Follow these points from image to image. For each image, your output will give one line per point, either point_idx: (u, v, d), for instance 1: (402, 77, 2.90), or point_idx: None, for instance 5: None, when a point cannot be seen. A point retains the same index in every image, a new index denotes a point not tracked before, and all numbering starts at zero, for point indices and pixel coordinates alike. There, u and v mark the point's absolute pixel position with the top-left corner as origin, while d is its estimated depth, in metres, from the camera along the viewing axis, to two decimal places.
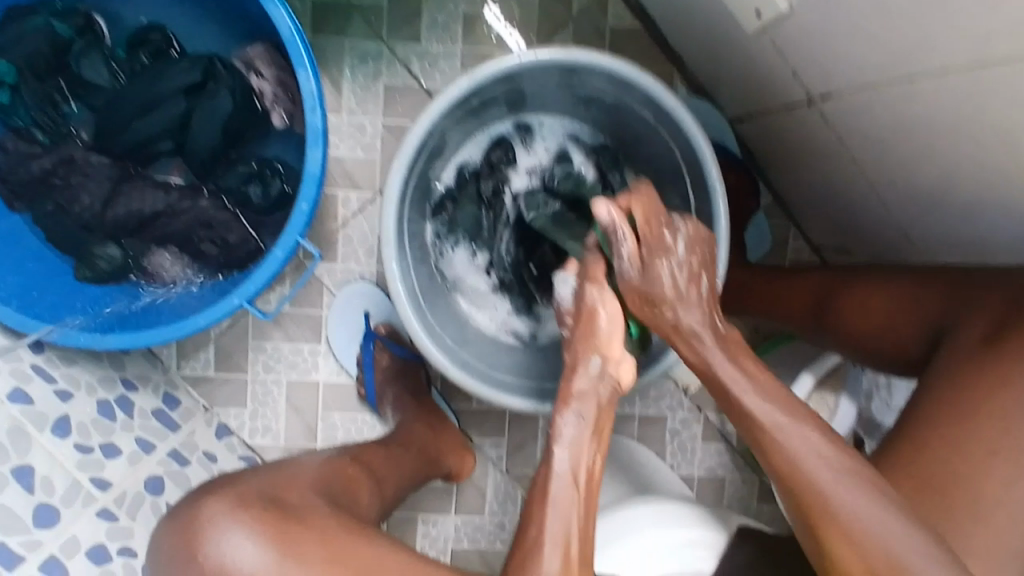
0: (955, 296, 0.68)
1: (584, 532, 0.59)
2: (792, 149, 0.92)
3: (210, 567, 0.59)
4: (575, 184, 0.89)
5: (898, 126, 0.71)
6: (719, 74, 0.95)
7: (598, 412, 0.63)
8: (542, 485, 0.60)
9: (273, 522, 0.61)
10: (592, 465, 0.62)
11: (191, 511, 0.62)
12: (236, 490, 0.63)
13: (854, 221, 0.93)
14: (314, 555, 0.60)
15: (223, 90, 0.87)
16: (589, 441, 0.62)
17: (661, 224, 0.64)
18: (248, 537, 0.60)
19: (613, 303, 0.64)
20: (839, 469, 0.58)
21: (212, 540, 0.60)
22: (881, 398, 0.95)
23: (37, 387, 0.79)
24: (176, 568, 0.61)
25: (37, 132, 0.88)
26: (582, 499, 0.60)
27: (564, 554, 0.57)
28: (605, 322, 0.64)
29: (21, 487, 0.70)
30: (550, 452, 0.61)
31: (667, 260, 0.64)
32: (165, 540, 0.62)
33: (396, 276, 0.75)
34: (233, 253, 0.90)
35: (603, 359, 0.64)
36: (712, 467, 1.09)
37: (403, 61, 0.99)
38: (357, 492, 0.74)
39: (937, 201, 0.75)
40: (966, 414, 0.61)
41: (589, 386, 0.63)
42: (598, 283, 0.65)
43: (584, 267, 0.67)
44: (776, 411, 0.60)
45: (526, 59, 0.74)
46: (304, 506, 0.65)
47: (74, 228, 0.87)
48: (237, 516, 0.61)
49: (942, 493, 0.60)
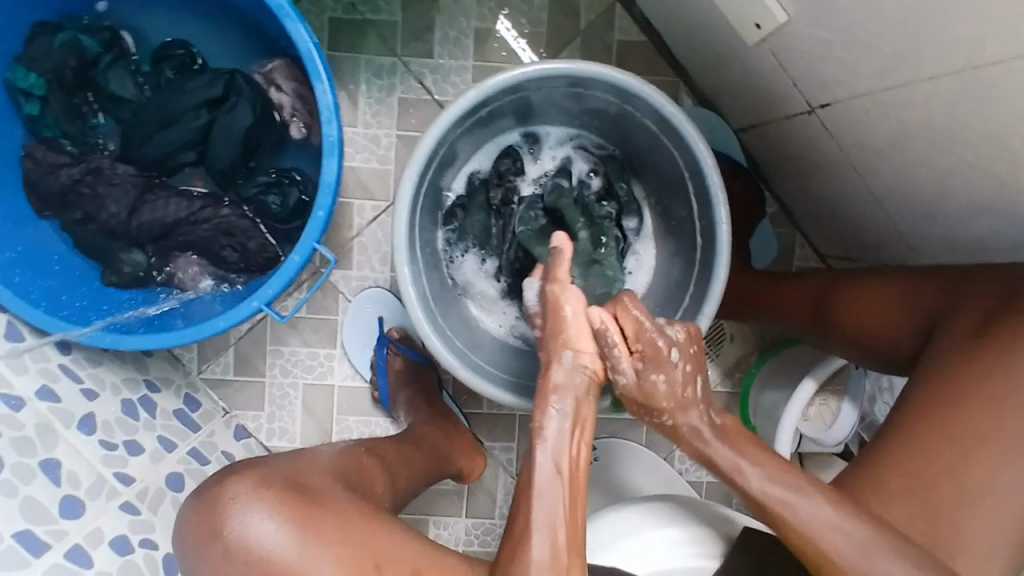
0: (948, 294, 0.69)
1: (573, 525, 0.60)
2: (795, 157, 0.94)
3: (231, 545, 0.62)
4: (559, 195, 0.90)
5: (896, 132, 0.73)
6: (722, 84, 0.97)
7: (578, 405, 0.64)
8: (529, 474, 0.61)
9: (294, 504, 0.64)
10: (576, 458, 0.63)
11: (214, 495, 0.65)
12: (261, 472, 0.65)
13: (859, 228, 0.94)
14: (325, 538, 0.63)
15: (243, 103, 0.90)
16: (571, 433, 0.63)
17: (657, 341, 0.64)
18: (269, 518, 0.62)
19: (577, 298, 0.66)
20: (778, 484, 0.62)
21: (233, 518, 0.62)
22: (884, 399, 0.96)
23: (65, 385, 0.83)
24: (194, 550, 0.64)
25: (67, 143, 0.92)
26: (569, 491, 0.61)
27: (551, 545, 0.59)
28: (570, 315, 0.65)
29: (48, 480, 0.73)
30: (532, 448, 0.62)
31: (664, 384, 0.65)
32: (190, 517, 0.65)
33: (407, 281, 0.78)
34: (253, 257, 0.94)
35: (575, 353, 0.65)
36: (720, 472, 1.10)
37: (416, 75, 1.03)
38: (373, 481, 0.76)
39: (934, 206, 0.77)
40: (963, 396, 0.63)
41: (565, 379, 0.64)
42: (560, 282, 0.67)
43: (547, 266, 0.69)
44: (782, 493, 0.61)
45: (531, 71, 0.77)
46: (324, 488, 0.67)
47: (100, 235, 0.91)
48: (258, 497, 0.63)
49: (937, 489, 0.62)
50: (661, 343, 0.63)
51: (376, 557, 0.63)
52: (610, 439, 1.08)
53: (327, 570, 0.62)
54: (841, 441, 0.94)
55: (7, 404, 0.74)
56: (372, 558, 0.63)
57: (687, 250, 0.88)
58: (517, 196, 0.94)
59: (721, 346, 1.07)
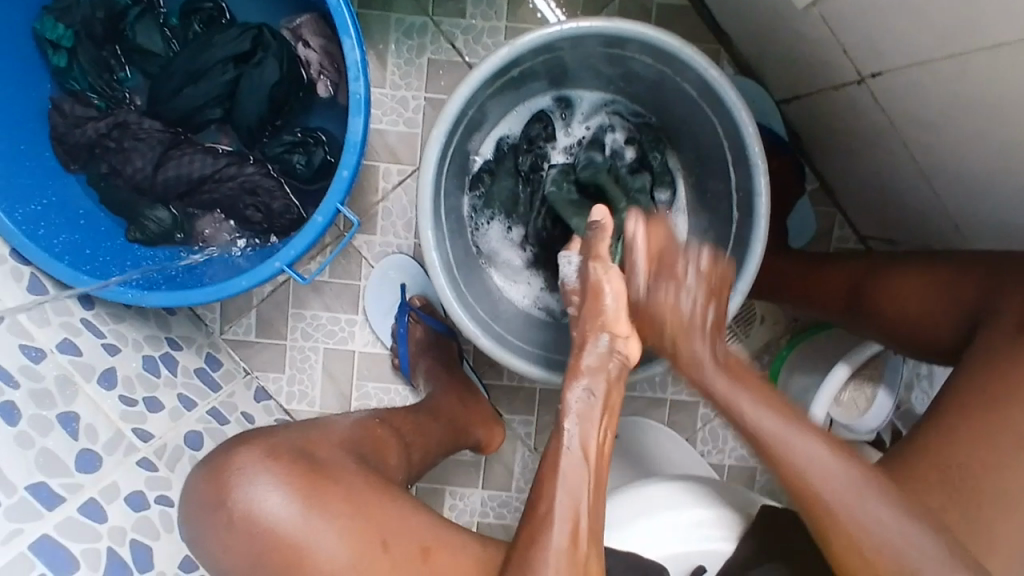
0: (998, 285, 0.65)
1: (596, 510, 0.59)
2: (839, 131, 0.90)
3: (235, 515, 0.60)
4: (595, 170, 0.87)
5: (951, 104, 0.68)
6: (766, 52, 0.93)
7: (609, 390, 0.61)
8: (553, 460, 0.59)
9: (303, 472, 0.61)
10: (603, 443, 0.60)
11: (223, 459, 0.62)
12: (270, 440, 0.62)
13: (904, 208, 0.89)
14: (331, 513, 0.60)
15: (270, 58, 0.88)
16: (599, 419, 0.61)
17: (679, 251, 0.63)
18: (277, 488, 0.60)
19: (619, 278, 0.63)
20: (780, 419, 0.60)
21: (239, 486, 0.60)
22: (921, 388, 0.92)
23: (86, 340, 0.83)
24: (196, 518, 0.62)
25: (94, 96, 0.91)
26: (594, 473, 0.59)
27: (572, 532, 0.57)
28: (611, 294, 0.63)
29: (65, 432, 0.74)
30: (560, 427, 0.60)
31: (678, 312, 0.63)
32: (197, 483, 0.63)
33: (431, 246, 0.75)
34: (277, 219, 0.92)
35: (612, 336, 0.62)
36: (743, 456, 1.08)
37: (446, 36, 1.00)
38: (388, 455, 0.71)
39: (989, 184, 0.72)
40: (1007, 386, 0.59)
41: (597, 361, 0.61)
42: (602, 260, 0.64)
43: (589, 243, 0.65)
44: (780, 432, 0.60)
45: (566, 29, 0.74)
46: (332, 460, 0.64)
47: (126, 190, 0.90)
48: (264, 467, 0.61)
49: (978, 488, 0.58)
50: (676, 256, 0.63)
51: (383, 533, 0.60)
52: (631, 416, 1.06)
53: (331, 541, 0.59)
54: (875, 428, 0.90)
55: (29, 355, 0.75)
56: (377, 530, 0.60)
57: (721, 223, 0.84)
58: (547, 162, 0.92)
59: (751, 327, 1.04)
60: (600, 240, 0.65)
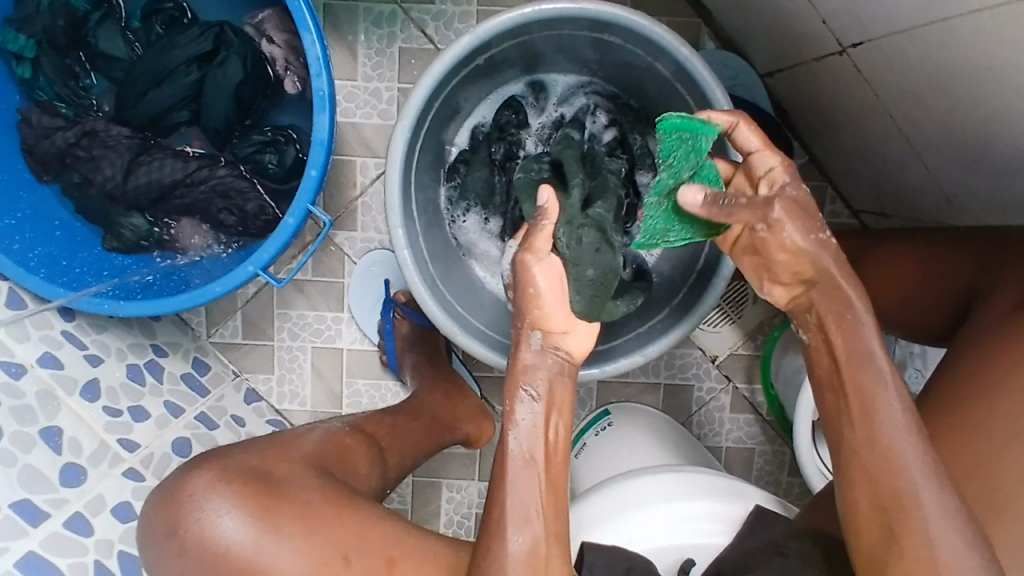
0: (992, 264, 0.63)
1: (555, 512, 0.55)
2: (825, 104, 0.87)
3: (188, 542, 0.58)
4: (565, 146, 0.82)
5: (934, 72, 0.65)
6: (745, 22, 0.90)
7: (551, 388, 0.55)
8: (500, 467, 0.55)
9: (256, 493, 0.59)
10: (555, 443, 0.55)
11: (175, 487, 0.61)
12: (221, 464, 0.61)
13: (895, 180, 0.86)
14: (283, 534, 0.58)
15: (233, 57, 0.85)
16: (546, 420, 0.55)
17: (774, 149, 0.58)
18: (230, 512, 0.58)
19: (554, 270, 0.54)
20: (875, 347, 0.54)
21: (189, 512, 0.59)
22: (915, 365, 0.83)
23: (68, 352, 0.83)
24: (151, 544, 0.61)
25: (62, 106, 0.90)
26: (546, 480, 0.55)
27: (531, 537, 0.54)
28: (544, 287, 0.54)
29: (49, 448, 0.73)
30: (503, 435, 0.55)
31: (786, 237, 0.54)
32: (151, 515, 0.61)
33: (402, 243, 0.74)
34: (252, 220, 0.90)
35: (545, 334, 0.55)
36: (740, 438, 1.07)
37: (417, 23, 0.97)
38: (356, 463, 0.70)
39: (981, 155, 0.69)
40: (1001, 371, 0.56)
41: (535, 359, 0.55)
42: (537, 252, 0.54)
43: (527, 231, 0.56)
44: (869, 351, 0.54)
45: (530, 13, 0.71)
46: (292, 478, 0.62)
47: (99, 199, 0.89)
48: (216, 492, 0.59)
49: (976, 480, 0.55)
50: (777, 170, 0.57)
51: (342, 548, 0.58)
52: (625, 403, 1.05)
53: (288, 562, 0.57)
54: None
55: (8, 370, 0.74)
56: (336, 545, 0.58)
57: None
58: (521, 150, 0.88)
59: (743, 309, 1.04)
60: (541, 228, 0.56)
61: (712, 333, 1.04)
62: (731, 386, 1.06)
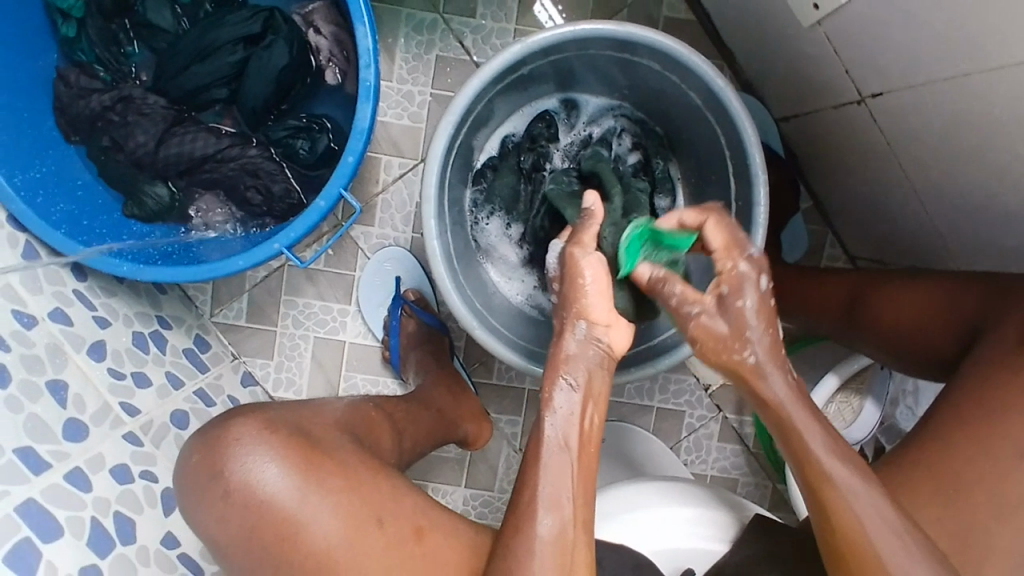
0: (995, 303, 0.65)
1: (584, 498, 0.56)
2: (837, 153, 0.92)
3: (231, 488, 0.56)
4: (597, 161, 0.85)
5: (949, 125, 0.70)
6: (766, 68, 0.95)
7: (590, 378, 0.58)
8: (534, 451, 0.57)
9: (300, 447, 0.58)
10: (589, 430, 0.58)
11: (218, 433, 0.58)
12: (265, 414, 0.59)
13: (896, 229, 0.92)
14: (326, 489, 0.56)
15: (280, 41, 0.87)
16: (582, 409, 0.58)
17: (733, 249, 0.58)
18: (275, 462, 0.56)
19: (599, 264, 0.60)
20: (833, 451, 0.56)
21: (235, 458, 0.56)
22: (906, 403, 0.89)
23: (78, 310, 0.83)
24: (188, 488, 0.58)
25: (100, 69, 0.91)
26: (578, 466, 0.56)
27: (557, 521, 0.55)
28: (590, 279, 0.59)
29: (54, 400, 0.73)
30: (541, 420, 0.57)
31: (744, 355, 0.56)
32: (190, 456, 0.59)
33: (434, 235, 0.76)
34: (276, 203, 0.92)
35: (589, 324, 0.59)
36: (725, 467, 1.09)
37: (456, 34, 1.01)
38: (380, 437, 0.68)
39: (984, 208, 0.74)
40: (1000, 401, 0.59)
41: (578, 349, 0.58)
42: (583, 246, 0.61)
43: (575, 229, 0.63)
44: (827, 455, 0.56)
45: (578, 31, 0.75)
46: (331, 440, 0.61)
47: (126, 164, 0.90)
48: (263, 441, 0.57)
49: (972, 504, 0.58)
50: (740, 265, 0.57)
51: (377, 510, 0.57)
52: (617, 422, 1.07)
53: (328, 522, 0.56)
54: (858, 441, 0.89)
55: (20, 321, 0.74)
56: (372, 508, 0.57)
57: None
58: (548, 162, 0.92)
59: None
60: (587, 229, 0.63)
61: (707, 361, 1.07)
62: (721, 415, 1.09)
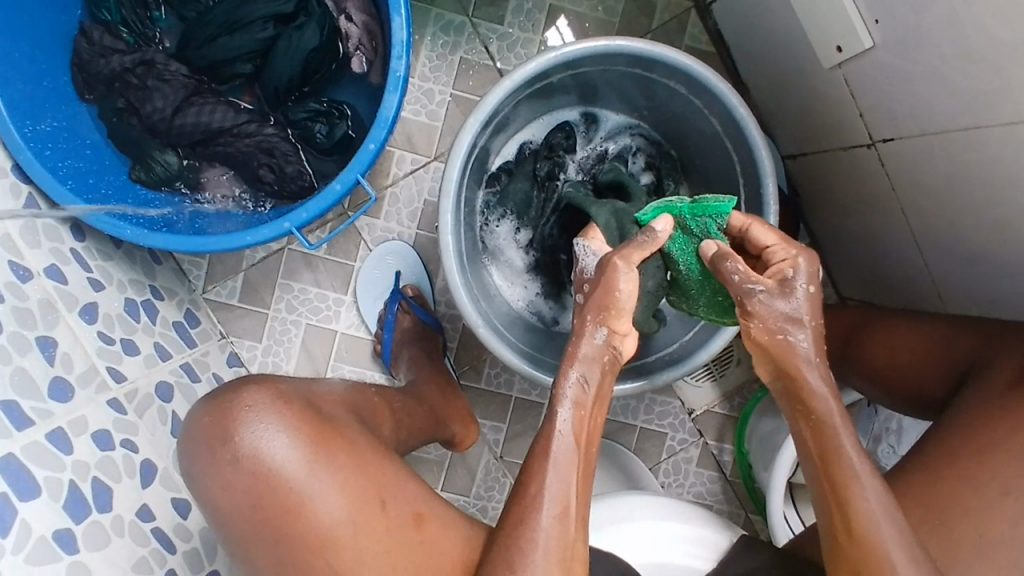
0: (989, 347, 0.67)
1: (582, 496, 0.58)
2: (839, 192, 0.95)
3: (241, 454, 0.59)
4: (617, 174, 0.86)
5: (956, 175, 0.73)
6: (781, 106, 0.98)
7: (602, 380, 0.59)
8: (545, 443, 0.58)
9: (309, 419, 0.61)
10: (593, 430, 0.59)
11: (230, 397, 0.61)
12: (281, 386, 0.61)
13: (891, 273, 0.94)
14: (333, 465, 0.59)
15: (312, 24, 0.88)
16: (588, 410, 0.59)
17: (791, 246, 0.61)
18: (282, 434, 0.59)
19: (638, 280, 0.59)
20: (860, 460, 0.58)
21: (246, 427, 0.59)
22: (888, 442, 0.90)
23: (73, 269, 0.81)
24: (198, 448, 0.60)
25: (124, 30, 0.90)
26: (583, 462, 0.58)
27: (557, 519, 0.56)
28: (626, 291, 0.59)
29: (42, 357, 0.71)
30: (552, 412, 0.58)
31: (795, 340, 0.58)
32: (201, 417, 0.61)
33: (449, 229, 0.76)
34: (288, 182, 0.91)
35: (610, 332, 0.59)
36: (701, 493, 1.10)
37: (482, 38, 1.02)
38: (381, 422, 0.74)
39: (980, 258, 0.77)
40: (988, 439, 0.61)
41: (594, 352, 0.59)
42: (628, 259, 0.60)
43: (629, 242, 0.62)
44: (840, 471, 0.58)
45: (610, 46, 0.76)
46: (337, 416, 0.64)
47: (140, 129, 0.89)
48: (275, 409, 0.60)
49: (955, 537, 0.60)
50: (803, 257, 0.59)
51: (382, 493, 0.60)
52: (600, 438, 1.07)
53: (333, 497, 0.58)
54: None
55: (17, 273, 0.72)
56: (376, 491, 0.60)
57: None
58: (562, 173, 0.93)
59: (727, 368, 1.09)
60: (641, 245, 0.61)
61: (694, 387, 1.09)
62: (702, 441, 1.10)
